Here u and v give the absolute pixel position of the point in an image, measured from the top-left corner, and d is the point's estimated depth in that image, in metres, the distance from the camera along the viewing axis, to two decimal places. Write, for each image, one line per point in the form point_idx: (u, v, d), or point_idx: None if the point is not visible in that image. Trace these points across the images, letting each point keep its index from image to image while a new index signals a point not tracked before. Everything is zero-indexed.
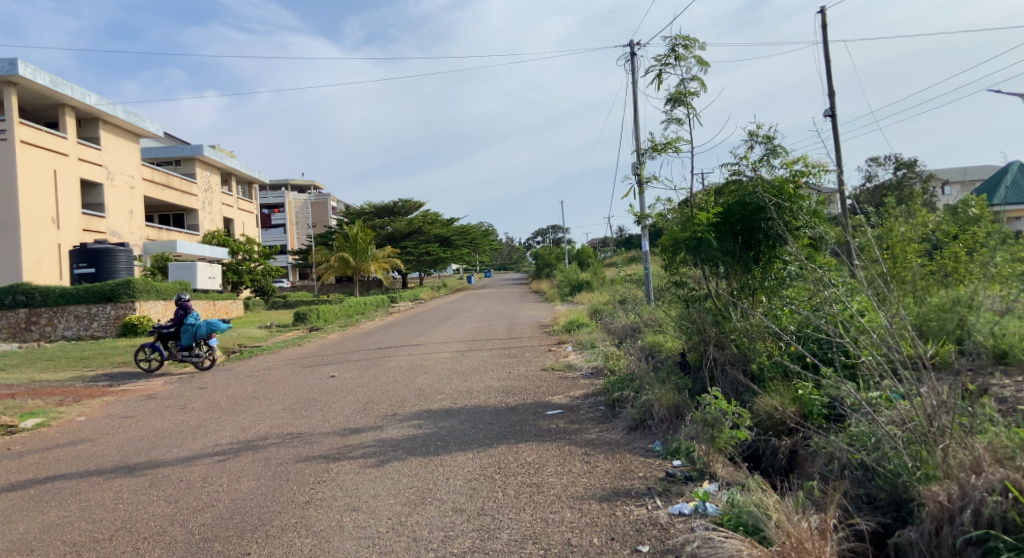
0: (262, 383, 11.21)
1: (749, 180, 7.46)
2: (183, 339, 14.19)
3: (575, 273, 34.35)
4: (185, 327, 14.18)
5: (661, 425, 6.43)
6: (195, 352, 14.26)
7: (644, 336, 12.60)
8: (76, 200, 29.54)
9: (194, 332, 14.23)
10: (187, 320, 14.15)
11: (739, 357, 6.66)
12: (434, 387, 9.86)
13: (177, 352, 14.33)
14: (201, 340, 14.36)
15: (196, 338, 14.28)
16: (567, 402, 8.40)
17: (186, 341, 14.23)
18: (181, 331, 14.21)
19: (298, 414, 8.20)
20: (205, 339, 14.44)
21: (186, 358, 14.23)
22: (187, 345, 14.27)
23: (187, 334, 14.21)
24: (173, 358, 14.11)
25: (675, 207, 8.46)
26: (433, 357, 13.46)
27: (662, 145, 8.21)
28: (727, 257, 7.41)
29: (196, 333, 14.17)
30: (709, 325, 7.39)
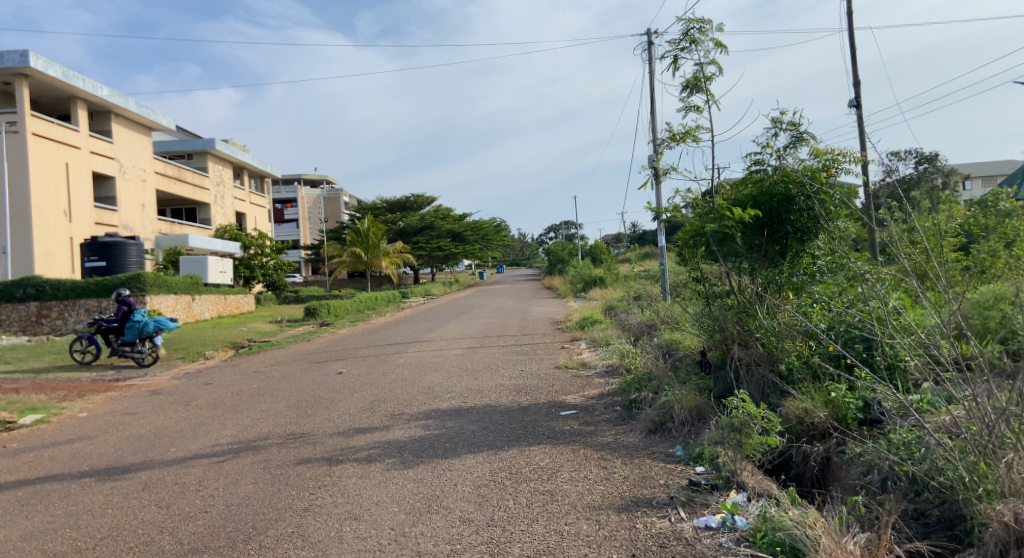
0: (268, 380, 10.96)
1: (775, 169, 7.09)
2: (127, 335, 14.08)
3: (588, 269, 33.95)
4: (131, 323, 14.09)
5: (683, 429, 6.10)
6: (138, 349, 14.15)
7: (660, 334, 12.24)
8: (88, 193, 29.49)
9: (140, 328, 14.14)
10: (133, 315, 14.07)
11: (765, 358, 6.29)
12: (443, 385, 9.54)
13: (119, 347, 14.19)
14: (145, 337, 14.26)
15: (141, 335, 14.20)
16: (581, 402, 8.06)
17: (129, 337, 14.13)
18: (126, 327, 14.11)
19: (303, 412, 7.92)
20: (150, 336, 14.34)
21: (128, 353, 14.12)
22: (131, 340, 14.18)
23: (132, 330, 14.12)
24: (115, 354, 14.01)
25: (693, 200, 8.09)
26: (443, 353, 13.16)
27: (680, 134, 7.82)
28: (751, 251, 7.04)
29: (143, 329, 14.11)
30: (733, 323, 7.04)
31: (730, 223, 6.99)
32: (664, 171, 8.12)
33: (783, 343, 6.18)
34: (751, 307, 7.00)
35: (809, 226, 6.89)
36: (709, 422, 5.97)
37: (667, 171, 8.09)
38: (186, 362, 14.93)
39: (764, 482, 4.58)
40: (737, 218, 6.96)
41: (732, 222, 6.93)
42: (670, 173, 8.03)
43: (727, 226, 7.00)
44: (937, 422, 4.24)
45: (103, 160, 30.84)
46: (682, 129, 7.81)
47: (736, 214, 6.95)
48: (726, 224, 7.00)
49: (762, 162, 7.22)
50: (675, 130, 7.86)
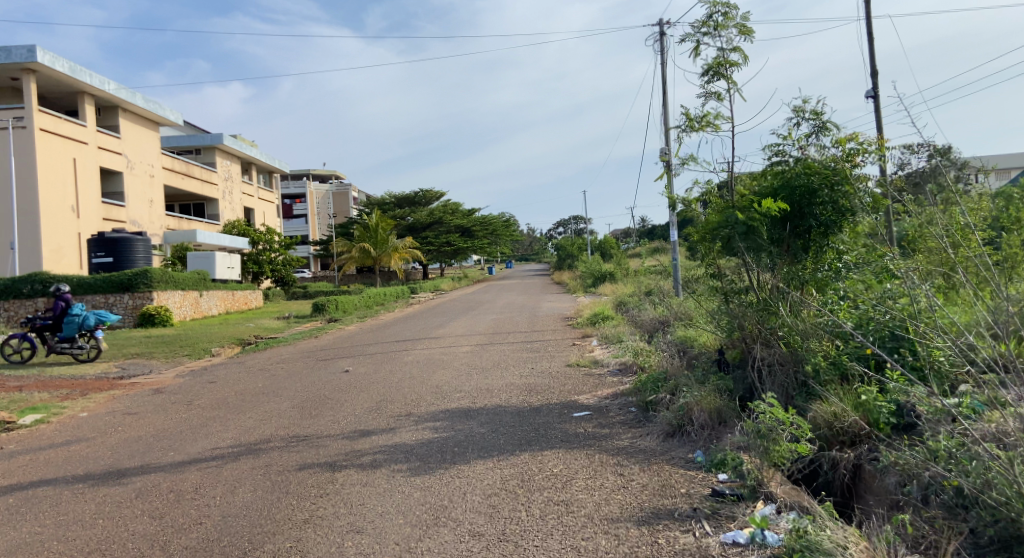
0: (273, 378, 10.74)
1: (797, 161, 6.77)
2: (66, 330, 13.94)
3: (598, 264, 33.64)
4: (70, 318, 13.98)
5: (702, 433, 5.81)
6: (78, 343, 14.05)
7: (674, 330, 11.95)
8: (96, 188, 29.41)
9: (79, 323, 14.03)
10: (72, 310, 13.97)
11: (789, 359, 5.97)
12: (452, 384, 9.28)
13: (56, 342, 14.01)
14: (85, 332, 14.18)
15: (81, 330, 14.09)
16: (594, 403, 7.78)
17: (68, 333, 14.00)
18: (64, 323, 14.00)
19: (306, 413, 7.68)
20: (89, 331, 14.24)
21: (67, 349, 13.98)
22: (70, 337, 14.06)
23: (71, 325, 14.00)
24: (52, 350, 13.88)
25: (711, 191, 7.79)
26: (452, 351, 12.91)
27: (699, 123, 7.52)
28: (773, 246, 6.72)
29: (82, 324, 14.00)
30: (753, 321, 6.74)
31: (750, 217, 6.69)
32: (682, 160, 7.83)
33: (809, 343, 5.87)
34: (772, 304, 6.69)
35: (832, 221, 6.54)
36: (731, 427, 5.67)
37: (685, 160, 7.80)
38: (192, 359, 14.75)
39: (794, 493, 4.30)
40: (758, 211, 6.65)
41: (753, 215, 6.62)
42: (687, 163, 7.75)
43: (747, 220, 6.69)
44: (984, 430, 3.94)
45: (111, 155, 30.74)
46: (702, 117, 7.51)
47: (757, 207, 6.64)
48: (745, 218, 6.69)
49: (783, 153, 6.88)
50: (694, 118, 7.58)
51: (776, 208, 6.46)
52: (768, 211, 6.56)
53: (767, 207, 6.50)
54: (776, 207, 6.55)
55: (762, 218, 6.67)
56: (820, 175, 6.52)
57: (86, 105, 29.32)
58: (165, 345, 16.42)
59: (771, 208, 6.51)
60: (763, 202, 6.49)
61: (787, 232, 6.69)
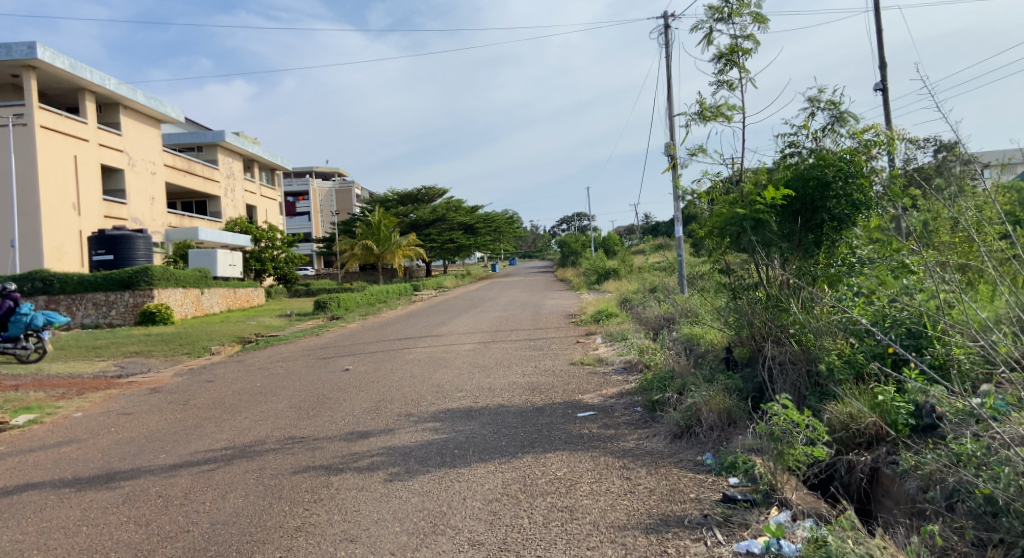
0: (272, 377, 10.55)
1: (811, 152, 6.55)
2: (12, 329, 13.57)
3: (602, 261, 33.40)
4: (17, 318, 13.62)
5: (711, 434, 5.61)
6: (24, 344, 13.71)
7: (680, 327, 11.73)
8: (97, 186, 29.27)
9: (27, 322, 13.69)
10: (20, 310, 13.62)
11: (801, 357, 5.73)
12: (453, 383, 9.08)
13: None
14: (31, 332, 13.84)
15: (27, 330, 13.75)
16: (599, 402, 7.57)
17: (14, 332, 13.62)
18: (9, 322, 13.61)
19: (304, 413, 7.48)
20: (36, 330, 13.92)
21: (12, 349, 13.63)
22: (14, 336, 13.68)
23: (17, 325, 13.63)
24: None
25: (720, 184, 7.58)
26: (454, 349, 12.71)
27: (711, 112, 7.36)
28: (785, 240, 6.51)
29: (30, 324, 13.68)
30: (761, 317, 6.53)
31: (759, 208, 6.49)
32: (691, 151, 7.67)
33: (823, 341, 5.63)
34: (782, 301, 6.47)
35: (846, 214, 6.30)
36: (741, 431, 5.45)
37: (695, 151, 7.64)
38: (192, 358, 14.59)
39: (810, 500, 4.10)
40: (769, 202, 6.45)
41: (763, 207, 6.42)
42: (696, 154, 7.58)
43: (756, 211, 6.49)
44: (1013, 434, 3.75)
45: (112, 152, 30.60)
46: (714, 107, 7.35)
47: (767, 197, 6.44)
48: (755, 209, 6.50)
49: (796, 144, 6.68)
50: (706, 107, 7.42)
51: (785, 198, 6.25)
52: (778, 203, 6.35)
53: (777, 198, 6.30)
54: (787, 198, 6.34)
55: (773, 209, 6.46)
56: (834, 167, 6.29)
57: (87, 102, 29.18)
58: (164, 343, 16.25)
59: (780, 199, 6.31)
60: (772, 192, 6.29)
61: (798, 224, 6.48)
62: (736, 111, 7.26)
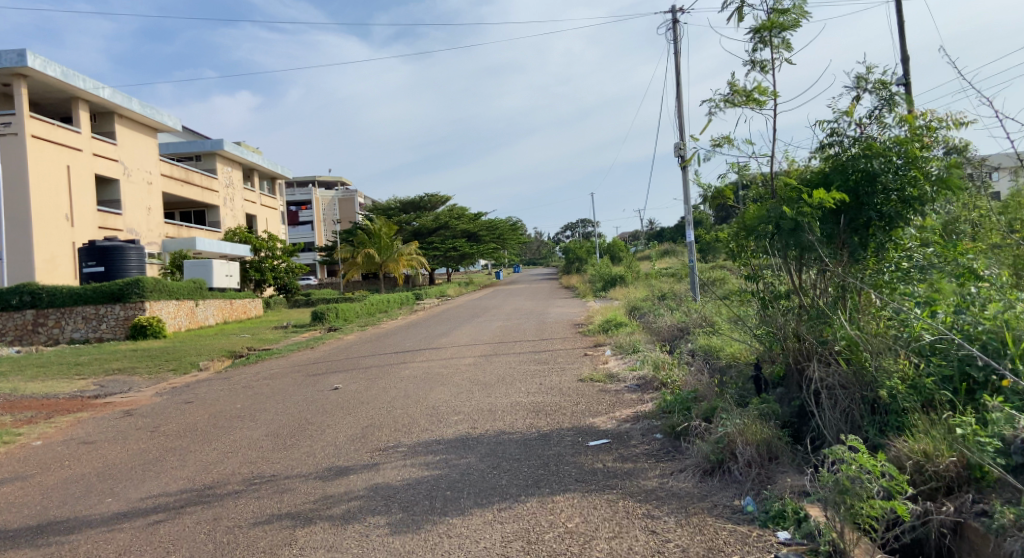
0: (255, 398, 9.72)
1: (855, 141, 5.70)
2: None
3: (608, 268, 32.52)
4: None
5: (749, 471, 4.73)
6: None
7: (696, 339, 10.87)
8: (91, 196, 28.56)
9: None
10: None
11: (854, 381, 4.85)
12: (449, 404, 8.24)
13: None
14: None
15: None
16: (613, 428, 6.72)
17: None
18: None
19: (280, 443, 6.66)
20: None
21: None
22: None
23: None
24: None
25: (749, 179, 6.74)
26: (453, 363, 11.87)
27: (745, 97, 6.63)
28: (827, 243, 5.61)
29: None
30: (805, 332, 5.69)
31: (799, 210, 5.60)
32: (716, 142, 6.90)
33: (880, 362, 4.75)
34: (825, 316, 5.61)
35: (898, 212, 5.39)
36: (786, 473, 4.62)
37: (721, 142, 6.88)
38: (177, 375, 13.77)
39: None
40: (812, 202, 5.56)
41: (806, 208, 5.52)
42: (723, 144, 6.79)
43: (797, 213, 5.60)
44: None
45: (107, 162, 29.92)
46: (747, 91, 6.62)
47: (809, 198, 5.57)
48: (795, 211, 5.60)
49: (838, 132, 5.82)
50: (737, 92, 6.69)
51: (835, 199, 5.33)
52: (824, 205, 5.44)
53: (825, 199, 5.36)
54: (835, 199, 5.43)
55: (818, 210, 5.60)
56: (882, 156, 5.43)
57: (81, 111, 28.52)
58: (150, 359, 15.44)
59: (829, 201, 5.39)
60: (817, 192, 5.38)
61: (842, 225, 5.59)
62: (768, 95, 6.56)
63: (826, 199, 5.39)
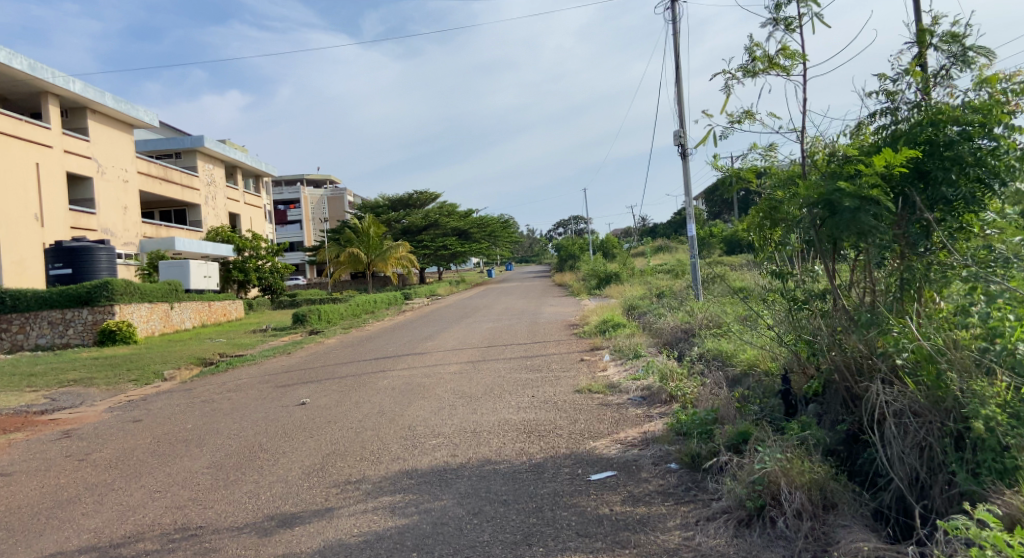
0: (211, 416, 8.61)
1: (915, 108, 4.82)
2: None
3: (602, 265, 31.52)
4: None
5: (799, 524, 3.75)
6: None
7: (703, 343, 9.86)
8: (62, 195, 27.29)
9: None
10: None
11: (931, 407, 3.88)
12: (428, 424, 7.15)
13: None
14: None
15: None
16: (618, 455, 5.65)
17: None
18: None
19: (220, 479, 5.57)
20: None
21: None
22: None
23: None
24: None
25: (775, 161, 5.70)
26: (436, 372, 10.78)
27: (767, 63, 5.52)
28: (886, 232, 4.57)
29: None
30: (856, 340, 4.68)
31: (856, 188, 4.58)
32: (735, 119, 5.83)
33: (968, 383, 3.76)
34: (881, 321, 4.56)
35: (973, 191, 4.48)
36: (850, 527, 3.65)
37: (740, 118, 5.82)
38: (138, 386, 12.63)
39: None
40: (874, 173, 4.60)
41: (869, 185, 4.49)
42: (745, 120, 5.72)
43: (858, 192, 4.57)
44: None
45: (79, 159, 28.65)
46: (770, 55, 5.50)
47: (872, 171, 4.60)
48: (858, 187, 4.59)
49: (894, 97, 4.96)
50: (758, 56, 5.57)
51: (907, 159, 4.46)
52: (892, 174, 4.52)
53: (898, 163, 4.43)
54: (908, 165, 4.52)
55: (884, 184, 4.65)
56: (954, 126, 4.52)
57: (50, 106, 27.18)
58: (110, 368, 14.27)
59: (899, 165, 4.51)
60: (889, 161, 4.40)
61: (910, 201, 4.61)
62: (795, 59, 5.48)
63: (896, 164, 4.50)
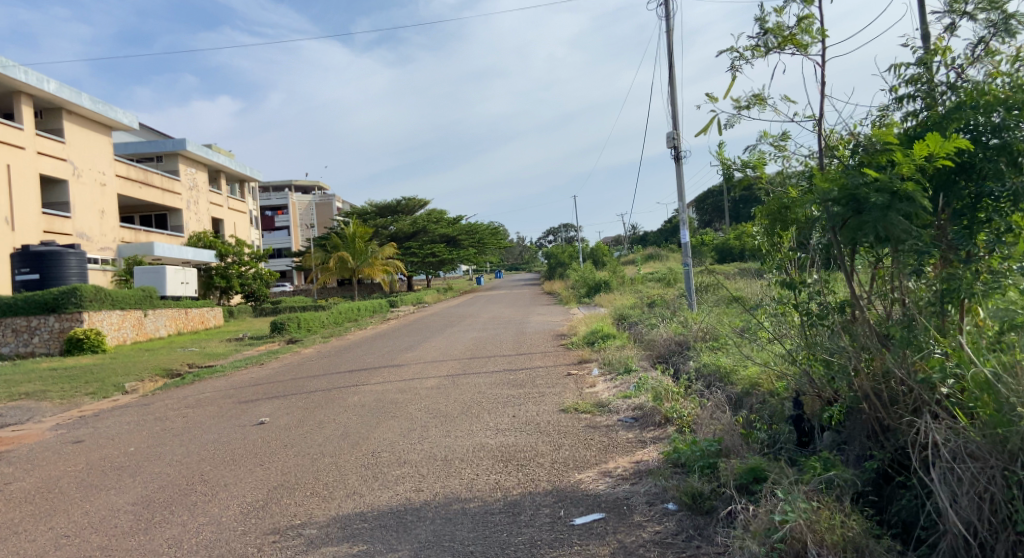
0: (158, 437, 7.80)
1: (949, 90, 4.12)
2: None
3: (591, 273, 30.83)
4: None
5: None
6: None
7: (696, 358, 9.15)
8: (35, 198, 26.29)
9: None
10: None
11: (991, 448, 3.16)
12: (394, 449, 6.38)
13: None
14: None
15: None
16: (608, 493, 4.89)
17: None
18: None
19: (141, 522, 4.78)
20: None
21: None
22: None
23: None
24: None
25: (788, 153, 4.99)
26: (411, 387, 10.02)
27: (783, 36, 4.82)
28: (922, 234, 3.85)
29: None
30: (891, 361, 3.95)
31: (886, 182, 3.88)
32: (743, 104, 5.13)
33: None
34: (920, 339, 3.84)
35: None
36: None
37: (748, 103, 5.12)
38: (93, 401, 11.79)
39: None
40: (909, 165, 3.89)
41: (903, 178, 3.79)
42: (754, 103, 5.02)
43: (889, 187, 3.87)
44: None
45: (53, 161, 27.73)
46: (784, 29, 4.81)
47: (904, 162, 3.90)
48: (889, 182, 3.88)
49: (927, 78, 4.24)
50: (771, 31, 4.86)
51: (958, 150, 3.75)
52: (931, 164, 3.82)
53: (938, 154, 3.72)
54: (948, 157, 3.81)
55: (920, 180, 3.94)
56: (1000, 108, 3.81)
57: (23, 106, 26.20)
58: (68, 380, 13.37)
59: (943, 157, 3.79)
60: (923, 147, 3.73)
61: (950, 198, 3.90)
62: (814, 35, 4.77)
63: (940, 153, 3.80)
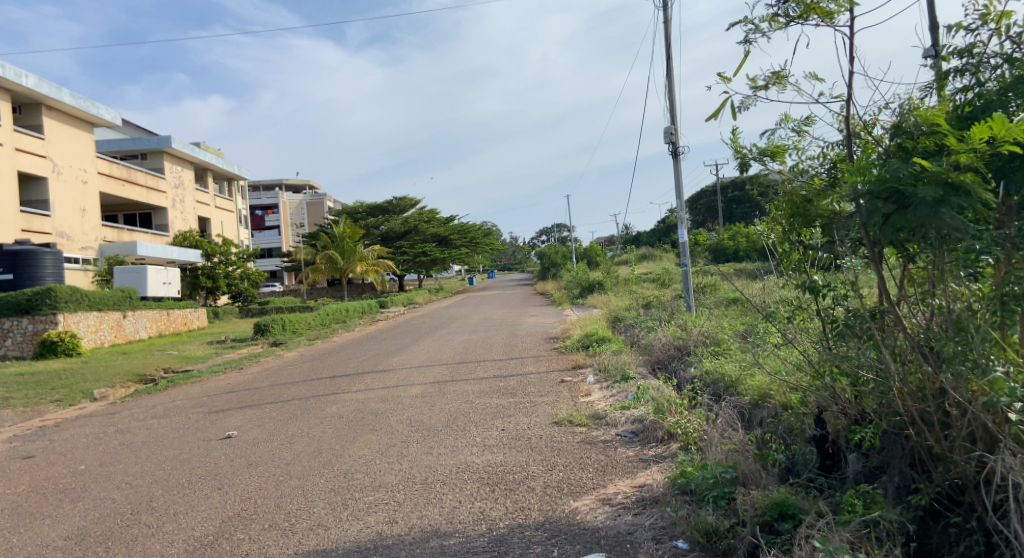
0: (113, 453, 7.13)
1: (1007, 61, 3.52)
2: None
3: (586, 273, 30.26)
4: None
5: None
6: None
7: (698, 364, 8.54)
8: (12, 195, 25.49)
9: None
10: None
11: None
12: (369, 470, 5.76)
13: None
14: None
15: None
16: (608, 526, 4.28)
17: None
18: None
19: None
20: None
21: None
22: None
23: None
24: None
25: (809, 139, 4.39)
26: (393, 395, 9.38)
27: (806, 5, 4.21)
28: (981, 230, 3.25)
29: None
30: (944, 381, 3.36)
31: (939, 171, 3.28)
32: (759, 83, 4.51)
33: None
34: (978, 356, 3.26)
35: None
36: None
37: (766, 82, 4.50)
38: (58, 409, 11.08)
39: None
40: (965, 150, 3.30)
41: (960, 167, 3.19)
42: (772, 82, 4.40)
43: (942, 176, 3.27)
44: None
45: (32, 158, 26.90)
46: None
47: (959, 146, 3.31)
48: (942, 171, 3.28)
49: (980, 49, 3.64)
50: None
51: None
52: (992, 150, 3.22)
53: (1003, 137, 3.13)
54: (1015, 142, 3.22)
55: (976, 168, 3.35)
56: None
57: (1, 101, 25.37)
58: (34, 386, 12.64)
59: (1008, 141, 3.20)
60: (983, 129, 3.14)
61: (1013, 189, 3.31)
62: (841, 3, 4.15)
63: (1006, 137, 3.21)
